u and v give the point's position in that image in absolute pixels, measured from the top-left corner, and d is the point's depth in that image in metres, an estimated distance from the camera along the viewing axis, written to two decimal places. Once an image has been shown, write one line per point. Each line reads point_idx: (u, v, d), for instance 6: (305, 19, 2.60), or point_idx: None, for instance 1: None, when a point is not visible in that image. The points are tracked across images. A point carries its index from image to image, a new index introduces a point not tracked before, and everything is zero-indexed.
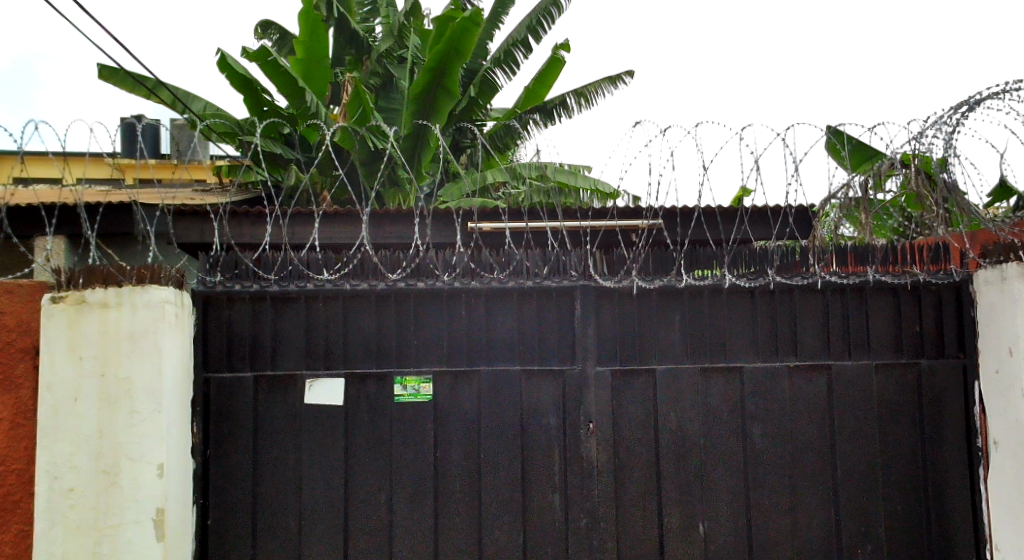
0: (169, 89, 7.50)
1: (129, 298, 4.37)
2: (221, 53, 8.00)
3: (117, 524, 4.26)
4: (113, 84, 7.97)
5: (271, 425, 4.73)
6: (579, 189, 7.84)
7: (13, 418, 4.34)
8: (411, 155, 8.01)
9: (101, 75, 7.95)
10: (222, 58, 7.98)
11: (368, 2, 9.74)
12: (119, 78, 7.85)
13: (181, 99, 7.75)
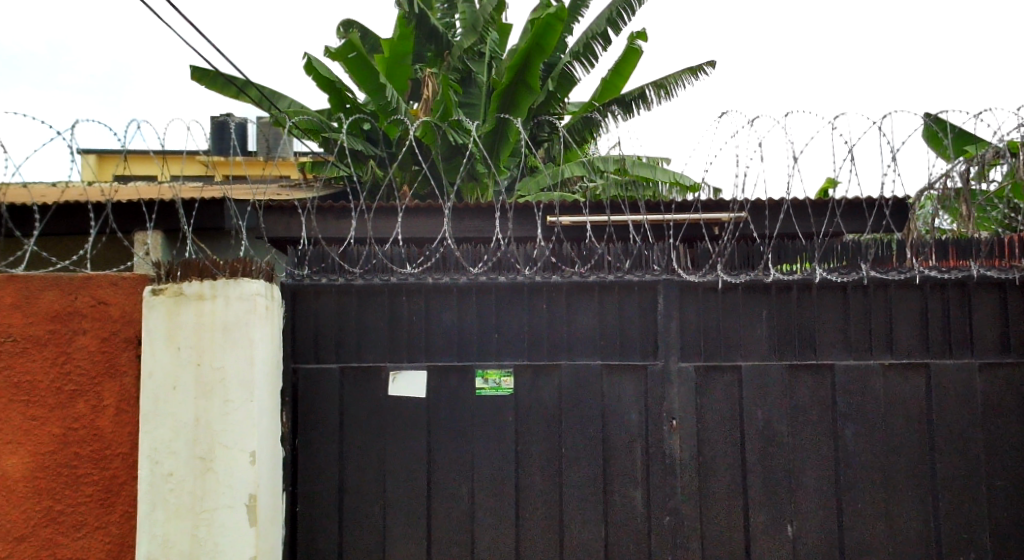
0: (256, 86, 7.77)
1: (224, 290, 4.52)
2: (306, 54, 8.21)
3: (212, 508, 4.42)
4: (206, 85, 8.29)
5: (357, 415, 4.83)
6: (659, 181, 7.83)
7: (119, 404, 4.62)
8: (492, 148, 8.12)
9: (195, 77, 8.28)
10: (307, 60, 8.20)
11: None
12: (211, 79, 8.16)
13: (269, 98, 8.02)
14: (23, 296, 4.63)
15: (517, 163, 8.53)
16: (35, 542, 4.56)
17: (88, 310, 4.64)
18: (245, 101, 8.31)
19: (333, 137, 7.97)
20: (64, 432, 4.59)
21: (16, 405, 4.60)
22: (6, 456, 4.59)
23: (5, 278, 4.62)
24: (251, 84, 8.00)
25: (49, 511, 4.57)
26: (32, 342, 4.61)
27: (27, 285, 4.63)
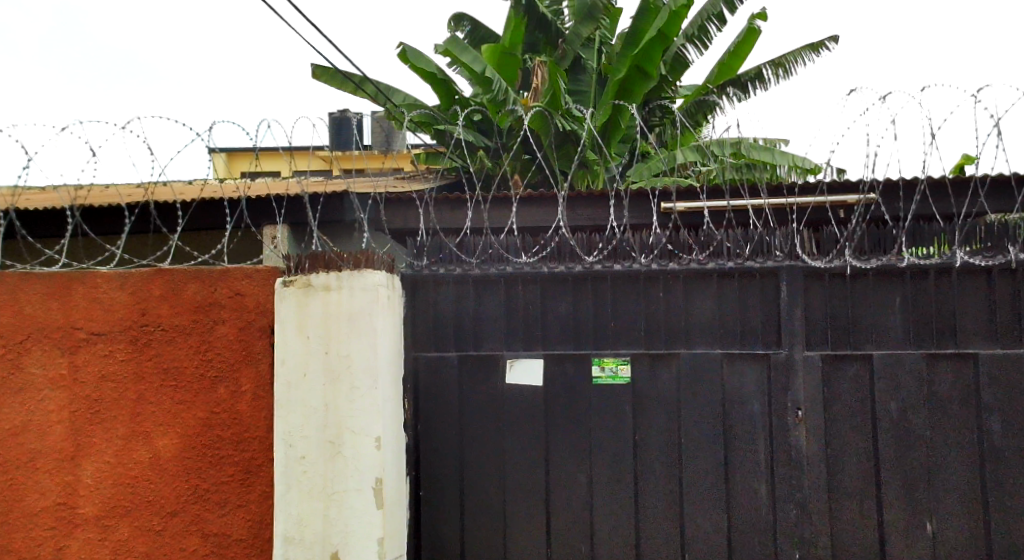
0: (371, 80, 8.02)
1: (349, 281, 4.63)
2: (404, 45, 8.36)
3: (342, 490, 4.54)
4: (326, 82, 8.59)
5: (475, 402, 4.91)
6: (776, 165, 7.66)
7: (255, 389, 4.85)
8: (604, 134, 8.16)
9: (315, 75, 8.60)
10: (403, 51, 8.34)
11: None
12: (331, 76, 8.47)
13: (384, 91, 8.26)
14: (168, 288, 4.93)
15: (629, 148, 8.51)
16: (184, 518, 4.84)
17: (226, 301, 4.89)
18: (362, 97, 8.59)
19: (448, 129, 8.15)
20: (207, 416, 4.87)
21: (164, 389, 4.90)
22: (158, 438, 4.89)
23: (153, 272, 4.93)
24: (367, 80, 8.26)
25: (194, 489, 4.85)
26: (178, 332, 4.91)
27: (172, 278, 4.93)
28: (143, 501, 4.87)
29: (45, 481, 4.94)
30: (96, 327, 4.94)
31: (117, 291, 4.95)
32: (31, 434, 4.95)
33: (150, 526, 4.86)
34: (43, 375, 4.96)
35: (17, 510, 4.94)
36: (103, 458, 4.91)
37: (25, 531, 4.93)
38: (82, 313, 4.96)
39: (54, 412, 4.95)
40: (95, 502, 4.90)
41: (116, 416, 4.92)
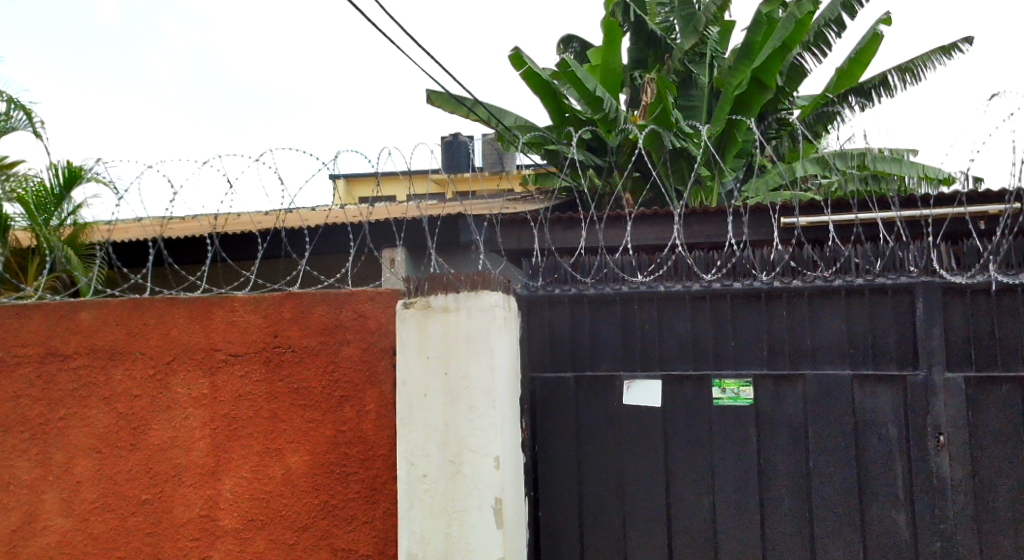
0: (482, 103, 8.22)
1: (465, 302, 4.27)
2: (518, 48, 8.40)
3: (462, 509, 4.16)
4: (440, 106, 8.85)
5: (593, 422, 4.76)
6: (902, 175, 7.38)
7: (381, 409, 4.51)
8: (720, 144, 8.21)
9: (429, 99, 8.88)
10: (517, 56, 8.36)
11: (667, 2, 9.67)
12: (445, 100, 8.75)
13: (494, 114, 8.44)
14: (299, 311, 4.61)
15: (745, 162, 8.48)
16: (315, 532, 4.49)
17: (351, 322, 4.56)
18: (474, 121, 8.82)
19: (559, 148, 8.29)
20: (334, 434, 4.52)
21: (295, 408, 4.57)
22: (291, 454, 4.55)
23: (285, 295, 4.61)
24: (478, 103, 8.47)
25: (323, 504, 4.50)
26: (308, 352, 4.58)
27: (302, 301, 4.61)
28: (277, 516, 4.52)
29: (189, 495, 4.61)
30: (234, 347, 4.64)
31: (253, 311, 4.65)
32: (175, 451, 4.64)
33: (284, 540, 4.51)
34: (186, 394, 4.66)
35: (164, 522, 4.61)
36: (240, 472, 4.58)
37: (168, 542, 4.61)
38: (222, 332, 4.66)
39: (196, 429, 4.64)
40: (235, 514, 4.56)
41: (251, 432, 4.59)
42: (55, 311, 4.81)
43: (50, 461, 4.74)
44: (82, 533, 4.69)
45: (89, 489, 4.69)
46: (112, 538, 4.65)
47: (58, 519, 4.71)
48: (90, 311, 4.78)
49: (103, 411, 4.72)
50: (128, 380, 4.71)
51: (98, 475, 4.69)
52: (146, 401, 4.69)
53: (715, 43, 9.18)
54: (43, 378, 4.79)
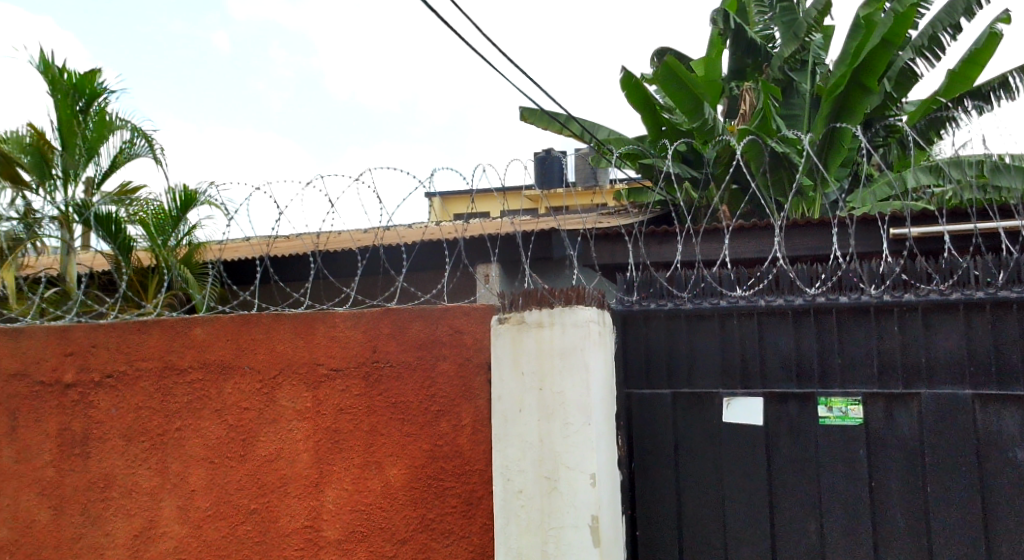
0: (576, 119, 8.23)
1: (560, 318, 4.02)
2: (626, 68, 8.28)
3: (558, 526, 3.92)
4: (534, 123, 8.87)
5: (692, 442, 4.24)
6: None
7: (477, 424, 4.28)
8: (825, 154, 8.02)
9: (522, 117, 8.92)
10: (624, 75, 8.31)
11: (767, 9, 9.49)
12: (539, 117, 8.78)
13: (587, 129, 8.45)
14: (398, 326, 4.43)
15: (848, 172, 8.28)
16: (413, 546, 4.29)
17: (447, 338, 4.36)
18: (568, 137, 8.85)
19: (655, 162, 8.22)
20: (431, 448, 4.33)
21: (394, 422, 4.39)
22: (390, 467, 4.37)
23: (383, 311, 4.44)
24: (571, 119, 8.49)
25: (422, 518, 4.30)
26: (405, 368, 4.40)
27: (400, 317, 4.43)
28: (379, 527, 4.35)
29: (293, 505, 4.48)
30: (338, 361, 4.48)
31: (352, 328, 4.49)
32: (282, 462, 4.52)
33: (384, 552, 4.33)
34: (291, 407, 4.54)
35: (270, 531, 4.50)
36: (342, 484, 4.43)
37: (275, 551, 4.48)
38: (325, 346, 4.52)
39: (301, 441, 4.50)
40: (338, 524, 4.41)
41: (352, 446, 4.43)
42: (172, 327, 4.73)
43: (167, 469, 4.67)
44: (195, 539, 4.59)
45: (202, 497, 4.61)
46: (224, 545, 4.55)
47: (175, 526, 4.63)
48: (205, 326, 4.69)
49: (215, 423, 4.63)
50: (237, 393, 4.61)
51: (211, 485, 4.60)
52: (254, 413, 4.59)
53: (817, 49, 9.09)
54: (161, 389, 4.72)
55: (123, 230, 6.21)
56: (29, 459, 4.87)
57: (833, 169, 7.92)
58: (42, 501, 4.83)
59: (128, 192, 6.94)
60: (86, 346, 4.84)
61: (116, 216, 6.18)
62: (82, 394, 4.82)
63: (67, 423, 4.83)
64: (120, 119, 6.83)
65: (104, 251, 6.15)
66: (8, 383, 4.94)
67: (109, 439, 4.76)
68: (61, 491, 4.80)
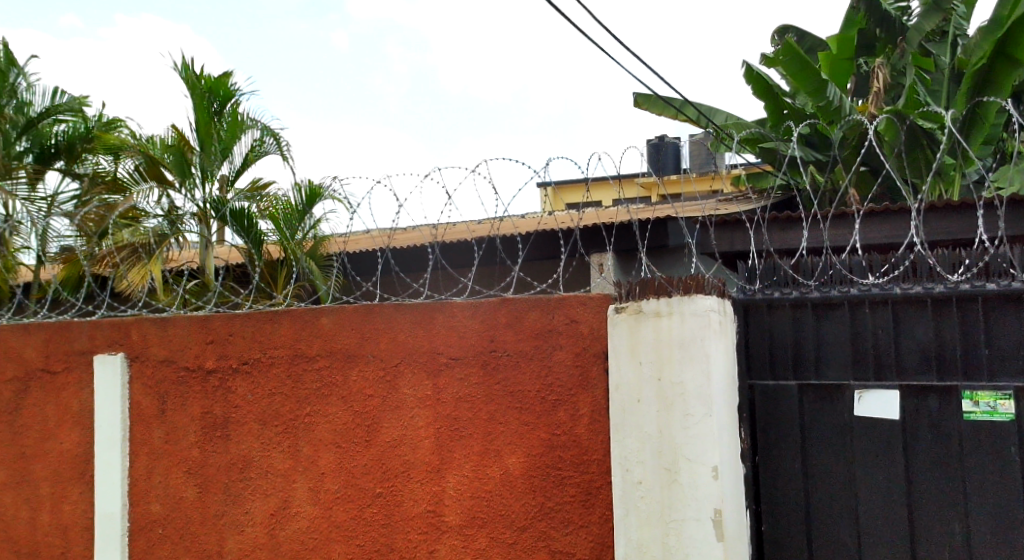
0: (692, 104, 8.07)
1: (679, 307, 3.94)
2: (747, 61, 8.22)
3: (679, 519, 3.86)
4: (649, 108, 8.74)
5: (821, 436, 4.06)
6: None
7: (594, 414, 4.24)
8: (968, 131, 7.65)
9: (636, 103, 8.80)
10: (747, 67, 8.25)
11: None
12: (653, 102, 8.65)
13: (705, 114, 8.27)
14: (515, 316, 4.43)
15: (991, 150, 7.88)
16: (533, 533, 4.31)
17: (563, 328, 4.33)
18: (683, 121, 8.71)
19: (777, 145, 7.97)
20: (550, 437, 4.32)
21: (512, 411, 4.41)
22: (509, 455, 4.39)
23: (500, 300, 4.46)
24: (687, 104, 8.32)
25: (541, 506, 4.31)
26: (523, 357, 4.40)
27: (516, 306, 4.43)
28: (499, 514, 4.38)
29: (415, 491, 4.57)
30: (456, 351, 4.53)
31: (471, 318, 4.53)
32: (404, 448, 4.61)
33: (504, 539, 4.36)
34: (412, 395, 4.62)
35: (394, 515, 4.60)
36: (463, 470, 4.48)
37: (399, 534, 4.58)
38: (444, 336, 4.57)
39: (422, 428, 4.58)
40: (459, 510, 4.47)
41: (471, 434, 4.48)
42: (301, 316, 4.89)
43: (298, 452, 4.83)
44: (326, 520, 4.74)
45: (332, 480, 4.75)
46: (352, 526, 4.68)
47: (307, 506, 4.79)
48: (330, 316, 4.83)
49: (341, 409, 4.76)
50: (361, 381, 4.73)
51: (338, 468, 4.74)
52: (377, 400, 4.69)
53: (957, 19, 8.82)
54: (291, 377, 4.88)
55: (256, 225, 6.52)
56: (176, 440, 5.12)
57: (977, 146, 7.54)
58: (187, 480, 5.07)
59: (258, 188, 7.21)
60: (224, 335, 5.05)
61: (248, 211, 6.50)
62: (222, 380, 5.04)
63: (209, 407, 5.06)
64: (251, 119, 7.10)
65: (237, 246, 6.43)
66: (156, 368, 5.20)
67: (245, 423, 4.97)
68: (205, 471, 5.03)
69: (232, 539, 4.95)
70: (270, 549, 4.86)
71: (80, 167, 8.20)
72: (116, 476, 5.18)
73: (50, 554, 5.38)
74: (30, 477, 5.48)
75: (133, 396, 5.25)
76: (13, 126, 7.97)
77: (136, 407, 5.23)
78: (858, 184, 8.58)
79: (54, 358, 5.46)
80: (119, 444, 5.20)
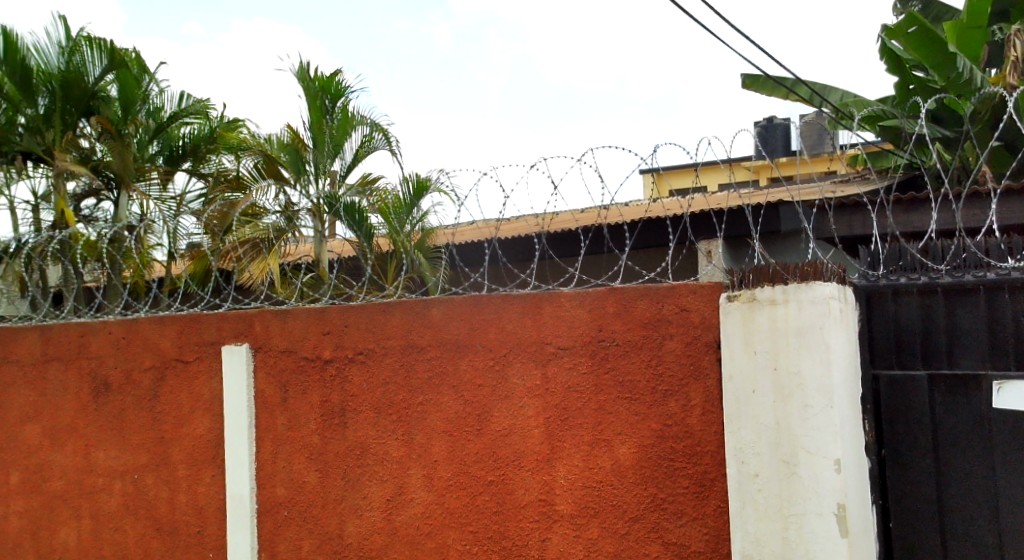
0: (805, 84, 7.88)
1: (796, 295, 3.85)
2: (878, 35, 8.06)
3: (800, 513, 3.78)
4: (759, 90, 8.58)
5: (954, 429, 3.87)
6: None
7: (707, 404, 4.20)
8: None
9: (744, 85, 8.66)
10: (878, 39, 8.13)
11: None
12: (763, 84, 8.49)
13: (818, 93, 8.08)
14: (623, 305, 4.41)
15: None
16: (646, 524, 4.30)
17: (673, 317, 4.30)
18: (796, 101, 8.52)
19: (900, 123, 7.74)
20: (661, 428, 4.30)
21: (622, 401, 4.40)
22: (619, 446, 4.39)
23: (608, 289, 4.45)
24: (799, 84, 8.12)
25: (654, 497, 4.30)
26: (632, 347, 4.38)
27: (624, 296, 4.41)
28: (611, 504, 4.39)
29: (527, 479, 4.61)
30: (564, 340, 4.55)
31: (579, 307, 4.53)
32: (515, 437, 4.66)
33: (617, 530, 4.37)
34: (521, 385, 4.66)
35: (507, 503, 4.65)
36: (573, 459, 4.50)
37: (512, 523, 4.64)
38: (552, 326, 4.59)
39: (532, 418, 4.62)
40: (571, 499, 4.50)
41: (581, 424, 4.49)
42: (412, 308, 4.99)
43: (412, 440, 4.94)
44: (441, 508, 4.84)
45: (445, 468, 4.84)
46: (466, 514, 4.76)
47: (421, 493, 4.90)
48: (441, 307, 4.91)
49: (452, 398, 4.85)
50: (472, 371, 4.80)
51: (451, 456, 4.82)
52: (487, 390, 4.75)
53: None
54: (404, 367, 4.99)
55: (366, 219, 6.62)
56: (298, 427, 5.30)
57: None
58: (310, 465, 5.25)
59: (368, 183, 7.39)
60: (341, 326, 5.20)
61: (360, 206, 6.62)
62: (340, 368, 5.19)
63: (328, 396, 5.22)
64: (360, 116, 7.28)
65: (351, 239, 6.57)
66: (278, 358, 5.39)
67: (361, 411, 5.11)
68: (325, 456, 5.20)
69: (352, 524, 5.11)
70: (387, 534, 4.99)
71: (203, 166, 8.69)
72: (244, 460, 5.41)
73: (187, 534, 5.66)
74: (167, 461, 5.76)
75: (258, 384, 5.46)
76: (145, 130, 8.41)
77: (261, 395, 5.44)
78: (992, 161, 8.27)
79: (187, 348, 5.72)
80: (246, 431, 5.42)
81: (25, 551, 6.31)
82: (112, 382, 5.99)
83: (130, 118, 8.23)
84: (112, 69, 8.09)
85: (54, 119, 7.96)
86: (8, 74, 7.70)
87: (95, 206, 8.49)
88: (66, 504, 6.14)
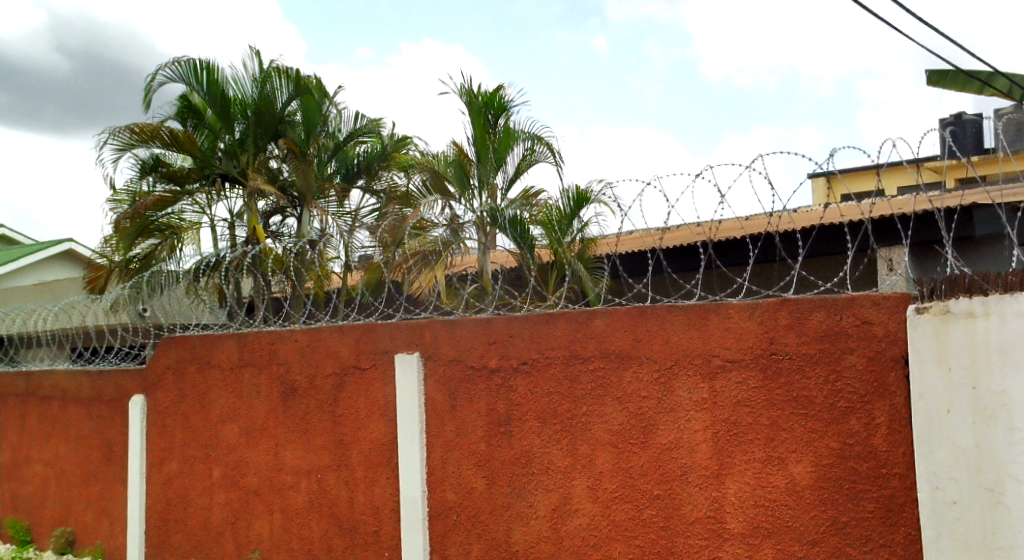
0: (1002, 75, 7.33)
1: (997, 307, 3.54)
2: None
3: (1007, 547, 3.49)
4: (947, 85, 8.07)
5: None
6: None
7: (893, 423, 3.95)
8: None
9: (930, 81, 8.18)
10: None
11: None
12: (952, 78, 7.98)
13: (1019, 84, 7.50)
14: (797, 317, 4.21)
15: None
16: (826, 548, 4.08)
17: (853, 330, 4.07)
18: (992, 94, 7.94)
19: None
20: (841, 446, 4.07)
21: (796, 417, 4.20)
22: (794, 464, 4.18)
23: (781, 299, 4.25)
24: (994, 76, 7.56)
25: (833, 519, 4.07)
26: (807, 360, 4.17)
27: (798, 307, 4.20)
28: (786, 525, 4.19)
29: (695, 495, 4.47)
30: (732, 353, 4.38)
31: (748, 319, 4.35)
32: (682, 451, 4.52)
33: (794, 551, 4.17)
34: (688, 398, 4.52)
35: (675, 519, 4.52)
36: (744, 477, 4.33)
37: (681, 538, 4.51)
38: (720, 337, 4.43)
39: (699, 432, 4.47)
40: (742, 518, 4.32)
41: (752, 440, 4.31)
42: (576, 318, 4.95)
43: (577, 450, 4.89)
44: (607, 519, 4.76)
45: (611, 479, 4.76)
46: (632, 526, 4.67)
47: (587, 504, 4.84)
48: (604, 317, 4.85)
49: (617, 409, 4.77)
50: (636, 383, 4.70)
51: (617, 468, 4.74)
52: (652, 403, 4.65)
53: None
54: (569, 377, 4.96)
55: (525, 230, 6.66)
56: (466, 434, 5.36)
57: None
58: (477, 471, 5.30)
59: (530, 196, 7.41)
60: (506, 336, 5.22)
61: (520, 218, 6.66)
62: (505, 378, 5.21)
63: (494, 404, 5.25)
64: (519, 130, 7.29)
65: (512, 250, 6.61)
66: (447, 367, 5.48)
67: (527, 420, 5.11)
68: (492, 463, 5.23)
69: (518, 531, 5.11)
70: (554, 543, 4.96)
71: (376, 183, 8.99)
72: (416, 464, 5.52)
73: (365, 533, 5.83)
74: (346, 463, 5.96)
75: (427, 391, 5.56)
76: (325, 151, 8.82)
77: (431, 402, 5.53)
78: None
79: (363, 356, 5.91)
80: (418, 436, 5.53)
81: (223, 542, 6.68)
82: (298, 387, 6.26)
83: (312, 139, 8.64)
84: (297, 96, 8.51)
85: (249, 144, 8.59)
86: (209, 102, 8.38)
87: (281, 222, 8.92)
88: (259, 499, 6.46)
